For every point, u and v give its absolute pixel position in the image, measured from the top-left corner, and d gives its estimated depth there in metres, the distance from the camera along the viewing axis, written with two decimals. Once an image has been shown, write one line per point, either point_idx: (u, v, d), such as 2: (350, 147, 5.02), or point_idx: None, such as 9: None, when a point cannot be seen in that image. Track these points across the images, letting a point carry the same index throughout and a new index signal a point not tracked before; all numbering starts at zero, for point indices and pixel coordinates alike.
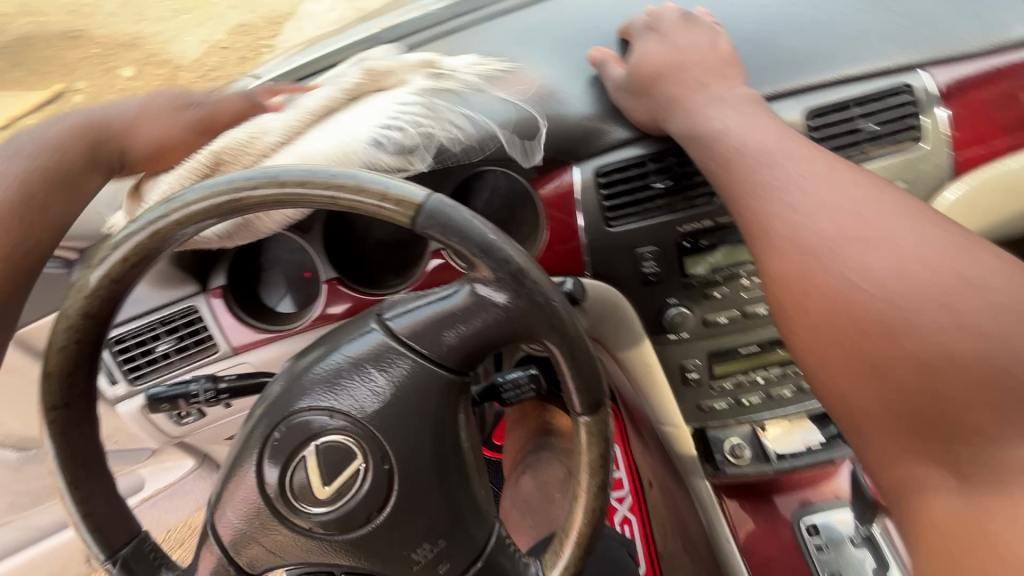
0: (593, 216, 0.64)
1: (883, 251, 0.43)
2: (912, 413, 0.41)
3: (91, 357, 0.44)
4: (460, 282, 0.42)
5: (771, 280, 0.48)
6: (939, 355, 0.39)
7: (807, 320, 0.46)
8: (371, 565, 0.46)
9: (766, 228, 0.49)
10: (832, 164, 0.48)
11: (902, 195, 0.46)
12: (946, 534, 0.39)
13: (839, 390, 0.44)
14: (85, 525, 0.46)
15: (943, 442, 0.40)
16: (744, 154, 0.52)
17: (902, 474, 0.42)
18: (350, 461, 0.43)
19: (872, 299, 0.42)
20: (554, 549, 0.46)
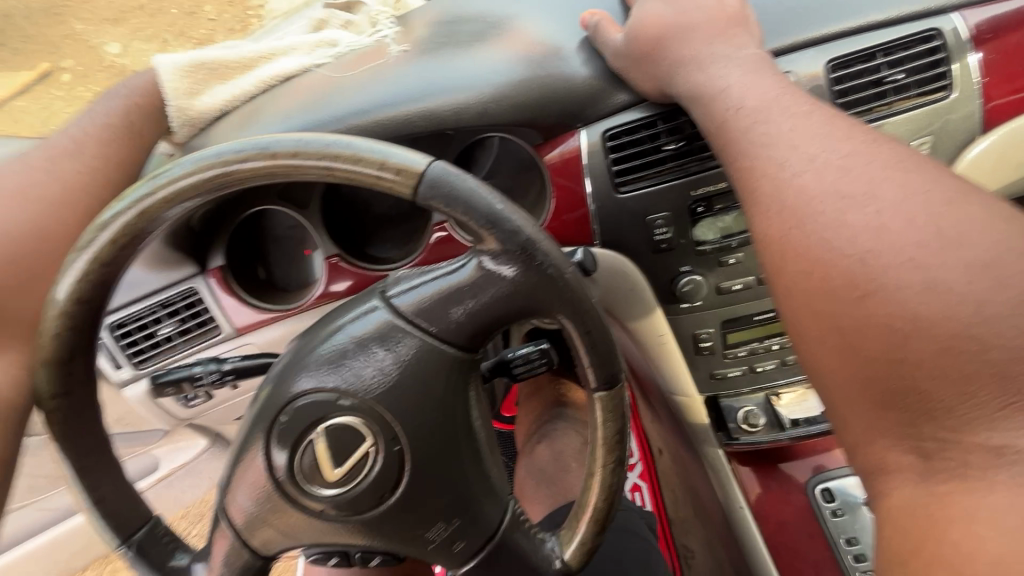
0: (601, 180, 0.61)
1: (861, 207, 0.40)
2: (878, 386, 0.38)
3: (85, 345, 0.42)
4: (467, 256, 0.39)
5: (760, 242, 0.45)
6: (906, 320, 0.36)
7: (790, 283, 0.42)
8: (387, 543, 0.45)
9: (755, 188, 0.46)
10: (838, 122, 0.46)
11: (916, 151, 0.43)
12: (900, 524, 0.37)
13: (818, 361, 0.41)
14: (97, 512, 0.46)
15: (906, 419, 0.37)
16: (740, 114, 0.49)
17: (872, 456, 0.40)
18: (359, 443, 0.42)
19: (842, 259, 0.39)
20: (570, 524, 0.45)
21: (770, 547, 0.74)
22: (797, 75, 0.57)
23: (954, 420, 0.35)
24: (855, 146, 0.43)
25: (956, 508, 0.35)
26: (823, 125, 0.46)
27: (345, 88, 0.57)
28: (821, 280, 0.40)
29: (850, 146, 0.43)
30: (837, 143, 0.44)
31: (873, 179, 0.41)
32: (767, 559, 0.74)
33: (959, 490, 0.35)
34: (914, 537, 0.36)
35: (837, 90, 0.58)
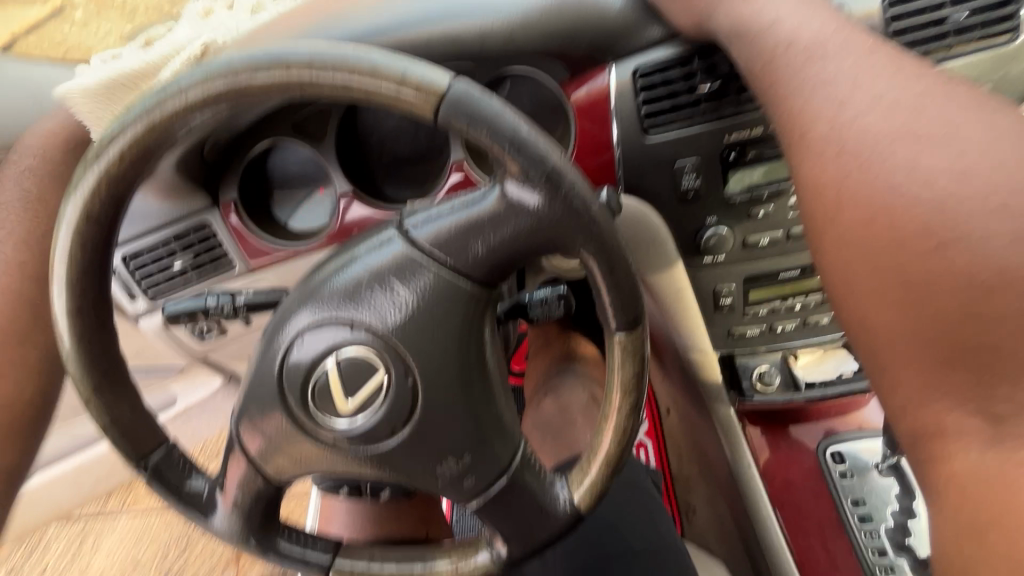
0: (629, 122, 0.58)
1: (943, 147, 0.38)
2: (943, 339, 0.36)
3: (100, 264, 0.42)
4: (490, 185, 0.38)
5: (808, 190, 0.43)
6: (990, 272, 0.34)
7: (841, 233, 0.41)
8: (398, 475, 0.46)
9: (807, 133, 0.43)
10: (896, 60, 0.43)
11: (979, 92, 0.40)
12: (965, 492, 0.36)
13: (865, 313, 0.40)
14: (115, 433, 0.46)
15: (973, 379, 0.35)
16: (794, 48, 0.45)
17: (927, 420, 0.38)
18: (371, 375, 0.42)
19: (914, 204, 0.37)
20: (581, 467, 0.45)
21: (775, 502, 0.74)
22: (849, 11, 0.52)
23: None
24: (914, 86, 0.40)
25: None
26: (884, 64, 0.43)
27: (357, 7, 0.53)
28: (886, 228, 0.38)
29: (913, 87, 0.41)
30: (900, 81, 0.41)
31: (944, 120, 0.38)
32: (770, 515, 0.73)
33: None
34: (981, 508, 0.34)
35: (893, 29, 0.54)
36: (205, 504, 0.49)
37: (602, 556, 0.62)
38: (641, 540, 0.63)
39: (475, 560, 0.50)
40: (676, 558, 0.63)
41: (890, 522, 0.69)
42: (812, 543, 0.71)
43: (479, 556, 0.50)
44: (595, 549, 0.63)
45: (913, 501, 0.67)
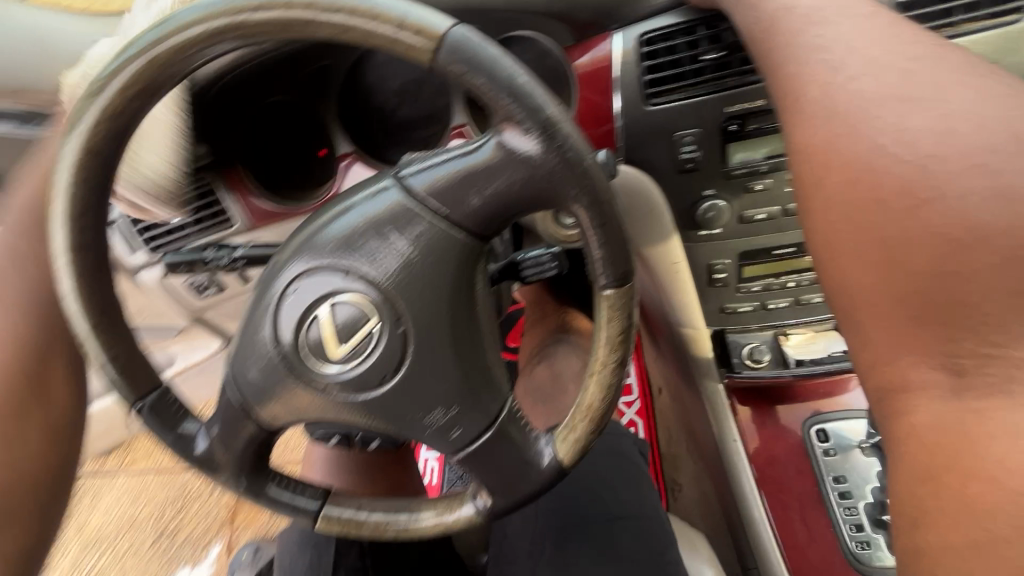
0: (630, 91, 0.57)
1: (926, 110, 0.38)
2: (917, 296, 0.37)
3: (99, 201, 0.43)
4: (486, 136, 0.38)
5: (799, 152, 0.43)
6: (962, 225, 0.35)
7: (826, 197, 0.40)
8: (387, 424, 0.47)
9: (801, 97, 0.43)
10: (896, 26, 0.43)
11: (976, 59, 0.40)
12: (926, 445, 0.37)
13: (848, 277, 0.40)
14: (112, 369, 0.48)
15: (944, 334, 0.36)
16: (793, 14, 0.46)
17: (893, 374, 0.39)
18: (364, 322, 0.42)
19: (897, 164, 0.37)
20: (567, 423, 0.46)
21: (758, 476, 0.75)
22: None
23: (1002, 335, 0.35)
24: (909, 52, 0.41)
25: (990, 426, 0.34)
26: (887, 29, 0.43)
27: None
28: (868, 192, 0.38)
29: (916, 57, 0.41)
30: (903, 51, 0.41)
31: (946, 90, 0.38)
32: (751, 487, 0.74)
33: (991, 405, 0.35)
34: (945, 460, 0.36)
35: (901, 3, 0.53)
36: (195, 445, 0.50)
37: (582, 519, 0.63)
38: (623, 506, 0.64)
39: (461, 514, 0.51)
40: (657, 527, 0.63)
41: (870, 497, 0.70)
42: (792, 516, 0.73)
43: (463, 509, 0.51)
44: (576, 515, 0.64)
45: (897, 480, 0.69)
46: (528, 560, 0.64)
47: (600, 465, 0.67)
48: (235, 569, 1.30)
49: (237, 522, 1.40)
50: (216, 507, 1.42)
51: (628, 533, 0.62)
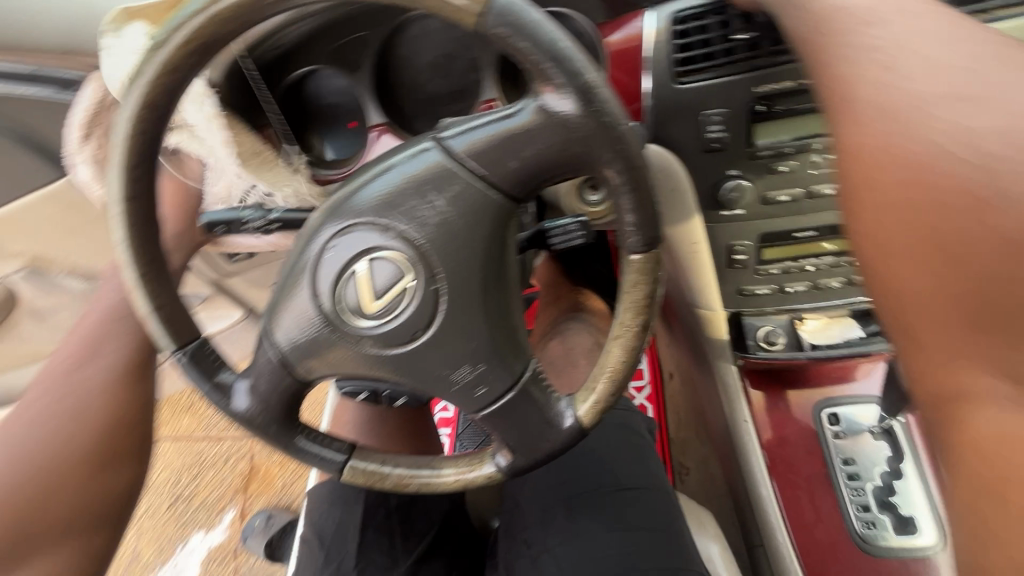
0: (661, 69, 0.58)
1: (989, 110, 0.37)
2: (978, 303, 0.37)
3: (152, 153, 0.45)
4: (526, 100, 0.40)
5: (845, 155, 0.43)
6: None
7: (878, 205, 0.41)
8: (415, 381, 0.49)
9: (846, 89, 0.42)
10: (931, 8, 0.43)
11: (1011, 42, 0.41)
12: (986, 453, 0.38)
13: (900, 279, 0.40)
14: (157, 318, 0.50)
15: (1002, 339, 0.37)
16: None
17: (949, 380, 0.40)
18: (400, 278, 0.44)
19: (962, 166, 0.37)
20: (589, 385, 0.48)
21: (767, 456, 0.77)
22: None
23: None
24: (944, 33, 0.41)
25: None
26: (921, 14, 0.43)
27: None
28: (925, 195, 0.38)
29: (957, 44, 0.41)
30: (944, 38, 0.41)
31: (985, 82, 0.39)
32: (760, 468, 0.76)
33: None
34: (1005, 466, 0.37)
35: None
36: (231, 395, 0.53)
37: (592, 486, 0.64)
38: (638, 478, 0.65)
39: (482, 472, 0.53)
40: (662, 499, 0.64)
41: (877, 480, 0.73)
42: (799, 495, 0.74)
43: (484, 467, 0.53)
44: (586, 481, 0.65)
45: (903, 463, 0.72)
46: (538, 521, 0.65)
47: (617, 438, 0.68)
48: (248, 535, 1.38)
49: (249, 490, 1.47)
50: (230, 476, 1.48)
51: (637, 501, 0.63)
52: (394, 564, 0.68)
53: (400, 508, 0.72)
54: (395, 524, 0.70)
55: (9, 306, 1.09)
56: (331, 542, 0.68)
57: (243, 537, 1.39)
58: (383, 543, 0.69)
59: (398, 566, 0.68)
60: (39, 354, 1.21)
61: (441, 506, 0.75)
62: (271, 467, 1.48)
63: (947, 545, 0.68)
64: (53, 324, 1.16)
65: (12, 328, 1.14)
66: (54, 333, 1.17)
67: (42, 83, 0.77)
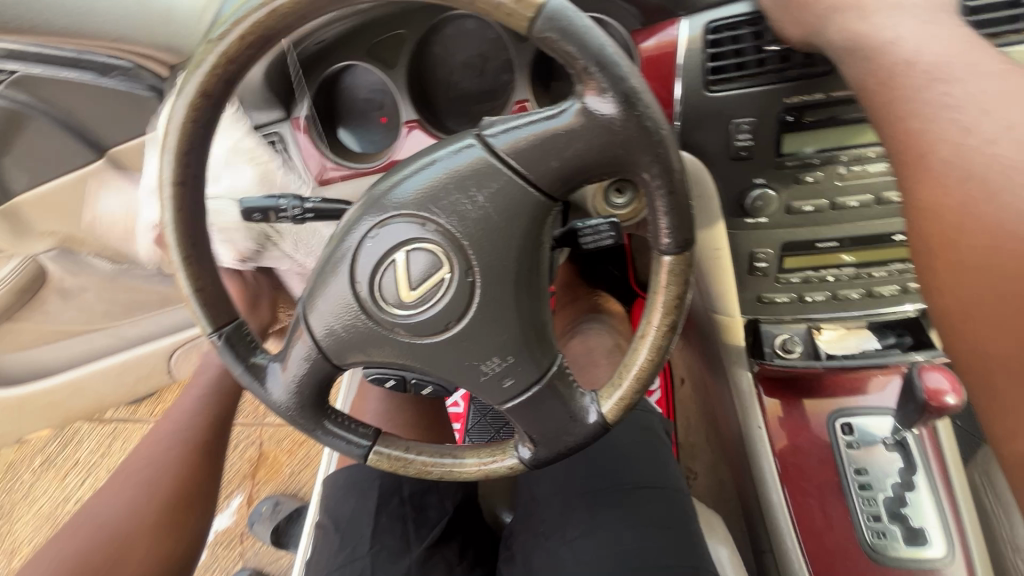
0: (693, 77, 0.59)
1: None
2: None
3: (205, 139, 0.47)
4: (569, 102, 0.41)
5: (921, 207, 0.43)
6: None
7: (957, 266, 0.40)
8: (446, 371, 0.50)
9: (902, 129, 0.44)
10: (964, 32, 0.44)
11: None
12: None
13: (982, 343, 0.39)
14: (198, 299, 0.52)
15: None
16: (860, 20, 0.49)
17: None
18: (437, 269, 0.46)
19: None
20: (613, 381, 0.49)
21: (779, 463, 0.78)
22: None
23: None
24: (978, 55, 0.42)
25: None
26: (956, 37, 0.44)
27: None
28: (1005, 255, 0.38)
29: (986, 76, 0.43)
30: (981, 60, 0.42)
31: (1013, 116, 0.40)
32: (771, 473, 0.77)
33: None
34: None
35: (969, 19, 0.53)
36: (264, 377, 0.55)
37: (608, 484, 0.65)
38: (657, 477, 0.66)
39: (505, 462, 0.55)
40: (675, 501, 0.64)
41: (889, 491, 0.73)
42: (811, 502, 0.75)
43: (506, 457, 0.55)
44: (603, 479, 0.66)
45: (916, 476, 0.73)
46: (559, 514, 0.66)
47: (630, 441, 0.69)
48: (255, 520, 1.41)
49: (257, 476, 1.49)
50: (238, 462, 1.50)
51: (653, 499, 0.63)
52: (407, 549, 0.67)
53: (413, 497, 0.71)
54: (408, 513, 0.70)
55: (37, 284, 1.11)
56: (347, 525, 0.68)
57: (250, 522, 1.41)
58: (396, 529, 0.68)
59: (410, 551, 0.67)
60: (61, 332, 1.22)
61: (455, 496, 0.74)
62: (279, 455, 1.50)
63: (955, 559, 0.70)
64: (79, 302, 1.18)
65: (38, 305, 1.15)
66: (78, 312, 1.20)
67: (82, 70, 0.76)
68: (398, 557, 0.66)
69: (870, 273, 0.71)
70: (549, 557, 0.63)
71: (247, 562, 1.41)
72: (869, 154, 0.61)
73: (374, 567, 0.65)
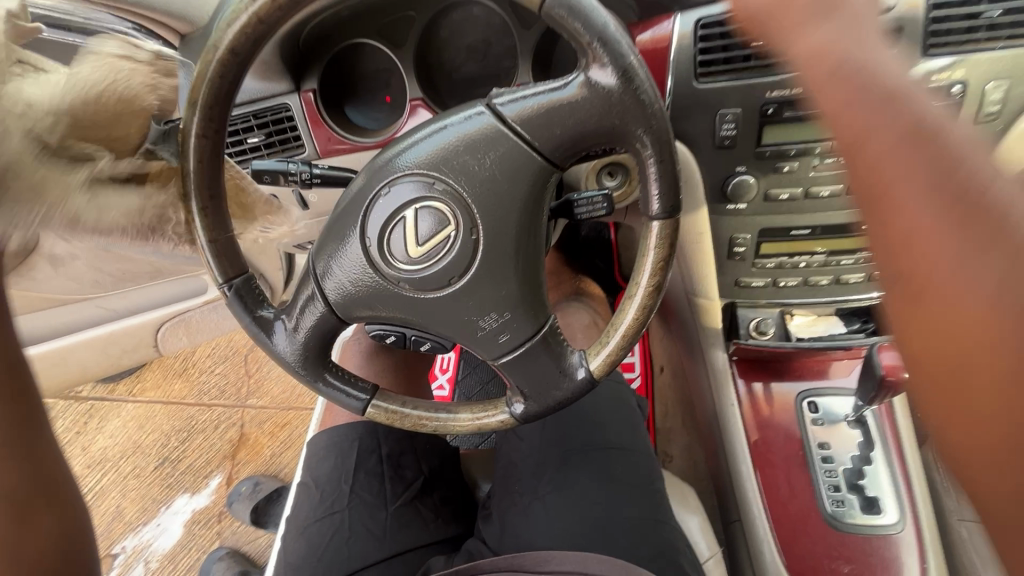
0: (684, 69, 0.64)
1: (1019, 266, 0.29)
2: None
3: (229, 96, 0.50)
4: (573, 75, 0.45)
5: (882, 242, 0.33)
6: None
7: (931, 346, 0.31)
8: (447, 326, 0.54)
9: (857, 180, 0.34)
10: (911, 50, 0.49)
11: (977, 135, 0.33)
12: None
13: (951, 436, 0.31)
14: (211, 251, 0.55)
15: None
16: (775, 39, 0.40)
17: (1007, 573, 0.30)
18: (444, 226, 0.50)
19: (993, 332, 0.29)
20: (601, 340, 0.54)
21: (748, 438, 0.83)
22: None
23: None
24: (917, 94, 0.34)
25: None
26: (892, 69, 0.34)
27: None
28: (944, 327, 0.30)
29: None
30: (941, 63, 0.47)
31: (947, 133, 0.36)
32: (741, 444, 0.83)
33: None
34: None
35: (929, 30, 0.59)
36: (269, 328, 0.57)
37: (578, 446, 0.69)
38: (633, 441, 0.70)
39: (496, 416, 0.58)
40: (643, 461, 0.69)
41: (848, 464, 0.79)
42: (777, 474, 0.80)
43: (497, 412, 0.58)
44: (576, 440, 0.69)
45: (872, 450, 0.79)
46: (532, 474, 0.69)
47: (604, 406, 0.73)
48: (233, 500, 1.41)
49: (237, 457, 1.49)
50: (219, 442, 1.51)
51: (628, 461, 0.68)
52: (384, 504, 0.69)
53: (391, 456, 0.72)
54: (387, 472, 0.71)
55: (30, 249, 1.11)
56: (326, 483, 0.70)
57: (228, 502, 1.41)
58: (374, 486, 0.69)
59: (387, 507, 0.68)
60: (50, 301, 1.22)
61: (431, 461, 0.75)
62: (260, 437, 1.51)
63: (906, 526, 0.75)
64: None
65: None
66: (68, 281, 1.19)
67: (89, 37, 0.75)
68: (374, 511, 0.68)
69: (839, 262, 0.77)
70: (521, 515, 0.66)
71: (224, 542, 1.41)
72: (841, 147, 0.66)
73: (352, 521, 0.67)
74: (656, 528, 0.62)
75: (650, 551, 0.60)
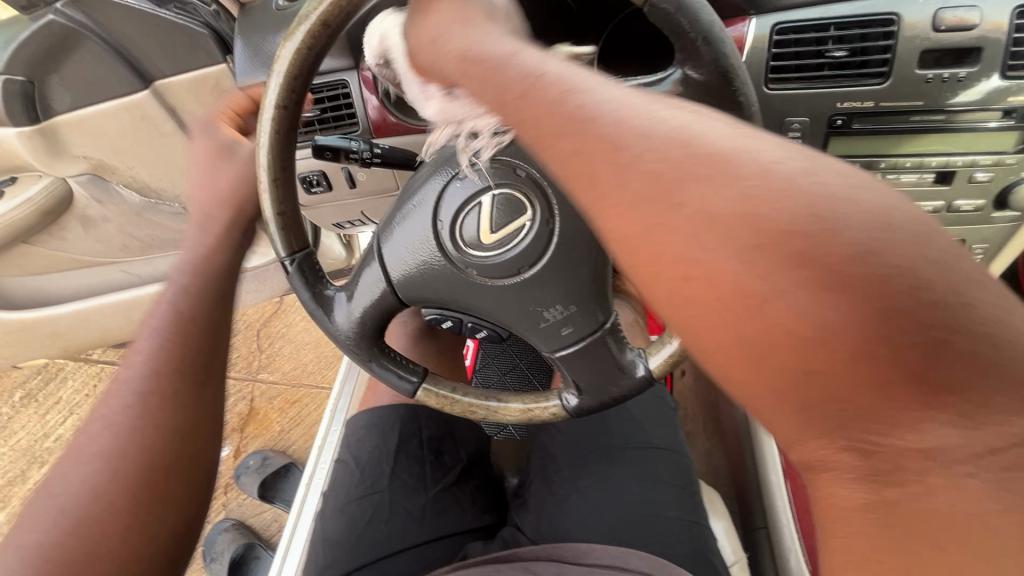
0: (755, 73, 0.63)
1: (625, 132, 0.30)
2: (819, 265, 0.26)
3: (312, 70, 0.49)
4: (671, 71, 0.46)
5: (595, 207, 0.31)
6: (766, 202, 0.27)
7: (724, 340, 0.28)
8: (510, 314, 0.55)
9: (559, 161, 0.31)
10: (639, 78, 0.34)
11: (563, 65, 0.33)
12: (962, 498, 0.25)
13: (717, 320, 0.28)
14: (278, 223, 0.54)
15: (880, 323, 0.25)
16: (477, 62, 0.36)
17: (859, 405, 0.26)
18: (519, 214, 0.51)
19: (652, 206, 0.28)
20: (661, 338, 0.54)
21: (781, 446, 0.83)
22: (943, 18, 0.57)
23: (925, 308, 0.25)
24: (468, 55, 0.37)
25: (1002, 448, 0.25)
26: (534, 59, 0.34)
27: None
28: (791, 356, 0.26)
29: None
30: None
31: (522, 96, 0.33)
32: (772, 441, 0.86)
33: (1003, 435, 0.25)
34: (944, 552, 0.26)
35: (1010, 51, 0.58)
36: (330, 305, 0.57)
37: (617, 442, 0.69)
38: (670, 441, 0.71)
39: (548, 408, 0.58)
40: (682, 462, 0.69)
41: None
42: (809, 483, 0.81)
43: (549, 402, 0.58)
44: (617, 435, 0.70)
45: None
46: (570, 468, 0.70)
47: (646, 404, 0.74)
48: (241, 473, 1.40)
49: (247, 430, 1.49)
50: (229, 415, 1.51)
51: (667, 460, 0.68)
52: (423, 488, 0.69)
53: (431, 442, 0.73)
54: (426, 456, 0.72)
55: (62, 208, 1.05)
56: (366, 463, 0.71)
57: (235, 474, 1.40)
58: (414, 470, 0.70)
59: (426, 492, 0.69)
60: (75, 261, 1.18)
61: (468, 448, 0.75)
62: (271, 412, 1.51)
63: None
64: (99, 233, 1.13)
65: (59, 231, 1.10)
66: (96, 243, 1.15)
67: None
68: (414, 494, 0.68)
69: None
70: (558, 507, 0.66)
71: (229, 513, 1.41)
72: (905, 164, 0.67)
73: (391, 501, 0.67)
74: (694, 530, 0.63)
75: (690, 551, 0.60)
